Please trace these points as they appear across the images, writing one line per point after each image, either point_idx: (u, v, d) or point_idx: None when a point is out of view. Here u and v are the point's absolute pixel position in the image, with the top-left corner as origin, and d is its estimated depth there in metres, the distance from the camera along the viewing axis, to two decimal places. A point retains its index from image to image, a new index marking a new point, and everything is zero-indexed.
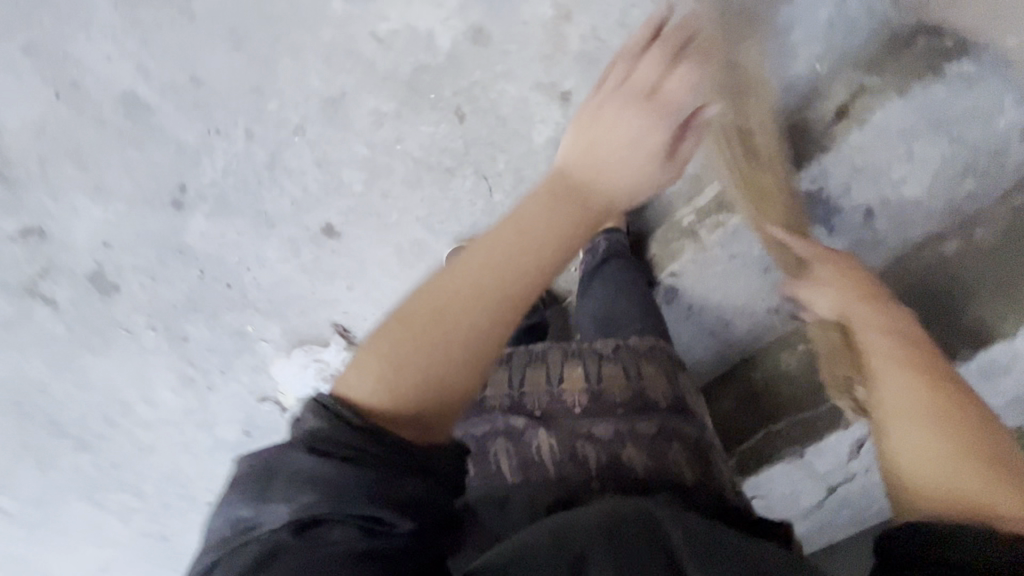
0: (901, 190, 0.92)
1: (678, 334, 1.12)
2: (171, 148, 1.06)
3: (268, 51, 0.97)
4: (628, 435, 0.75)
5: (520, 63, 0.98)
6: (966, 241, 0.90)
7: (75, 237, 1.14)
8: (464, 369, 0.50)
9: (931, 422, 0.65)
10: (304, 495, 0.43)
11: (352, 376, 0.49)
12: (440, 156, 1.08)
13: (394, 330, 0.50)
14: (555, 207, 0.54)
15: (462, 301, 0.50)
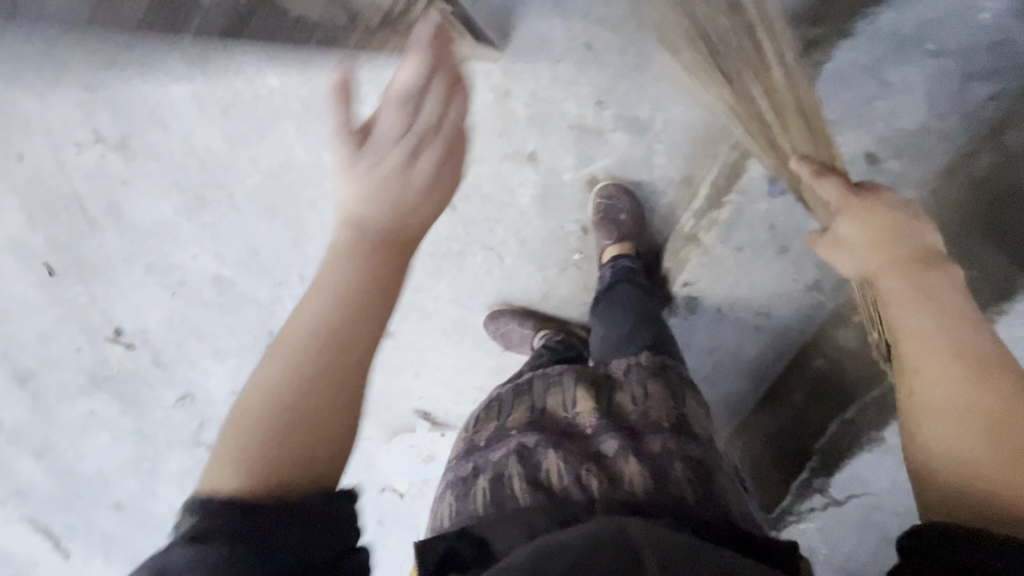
0: (897, 125, 0.84)
1: (720, 339, 1.07)
2: (252, 307, 1.34)
3: (294, 211, 1.20)
4: (633, 452, 0.65)
5: (483, 145, 1.10)
6: (1000, 151, 0.82)
7: (212, 392, 1.49)
8: (330, 434, 0.50)
9: (962, 387, 0.55)
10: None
11: (214, 470, 0.47)
12: (447, 243, 1.21)
13: (236, 432, 0.48)
14: (351, 261, 0.54)
15: (311, 376, 0.50)
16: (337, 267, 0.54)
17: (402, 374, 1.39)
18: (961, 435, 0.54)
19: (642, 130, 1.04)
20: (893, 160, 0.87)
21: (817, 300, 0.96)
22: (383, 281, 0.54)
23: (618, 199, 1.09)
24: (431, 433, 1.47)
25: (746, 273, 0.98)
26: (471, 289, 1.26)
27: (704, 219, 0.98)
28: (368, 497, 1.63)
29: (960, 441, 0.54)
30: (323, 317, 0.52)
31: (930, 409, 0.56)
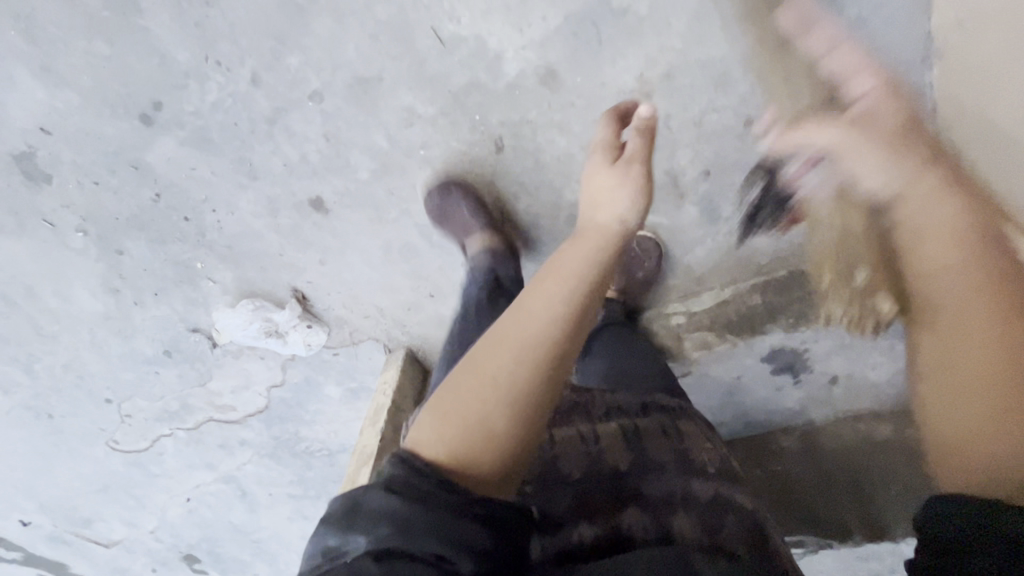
0: (868, 372, 1.04)
1: None
2: (153, 59, 0.89)
3: (305, 2, 0.82)
4: (679, 502, 0.67)
5: (580, 119, 0.91)
6: (900, 436, 1.08)
7: (8, 111, 0.97)
8: (518, 406, 0.56)
9: (981, 351, 0.49)
10: (380, 527, 0.50)
11: (421, 435, 0.57)
12: (462, 176, 0.99)
13: (443, 404, 0.58)
14: (579, 261, 0.66)
15: (520, 356, 0.58)
16: (571, 258, 0.66)
17: (306, 251, 1.14)
18: (967, 400, 0.49)
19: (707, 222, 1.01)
20: (842, 395, 1.08)
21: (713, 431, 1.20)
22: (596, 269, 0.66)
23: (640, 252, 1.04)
24: (294, 320, 1.26)
25: (692, 391, 1.12)
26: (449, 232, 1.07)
27: (701, 336, 1.04)
28: (171, 327, 1.35)
29: (961, 393, 0.50)
30: (542, 316, 0.61)
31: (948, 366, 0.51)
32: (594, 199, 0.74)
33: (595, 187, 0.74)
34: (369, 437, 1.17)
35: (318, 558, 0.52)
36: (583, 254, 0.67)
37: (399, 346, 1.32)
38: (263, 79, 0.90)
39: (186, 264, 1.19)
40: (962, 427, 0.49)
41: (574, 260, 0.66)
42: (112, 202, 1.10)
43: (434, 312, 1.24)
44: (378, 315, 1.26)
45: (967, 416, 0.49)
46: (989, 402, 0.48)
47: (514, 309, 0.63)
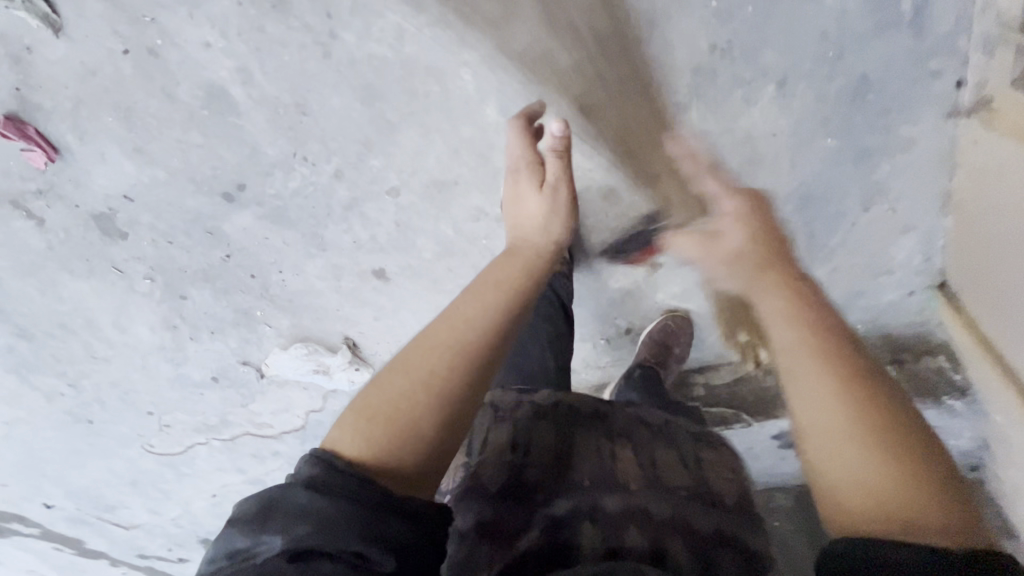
0: None
1: None
2: (244, 150, 0.96)
3: (396, 119, 0.89)
4: (637, 516, 0.63)
5: (634, 229, 0.99)
6: None
7: (95, 180, 1.03)
8: (444, 412, 0.54)
9: (836, 407, 0.58)
10: (298, 527, 0.44)
11: (337, 434, 0.52)
12: None
13: (372, 400, 0.54)
14: (508, 267, 0.69)
15: (454, 359, 0.56)
16: (505, 262, 0.69)
17: (363, 309, 1.23)
18: (843, 452, 0.57)
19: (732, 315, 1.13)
20: None
21: None
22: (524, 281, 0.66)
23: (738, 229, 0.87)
24: (345, 362, 1.36)
25: None
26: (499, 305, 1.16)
27: (716, 410, 1.20)
28: (223, 358, 1.43)
29: (834, 444, 0.57)
30: (483, 313, 0.60)
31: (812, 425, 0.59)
32: (521, 210, 0.80)
33: (522, 197, 0.80)
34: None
35: (223, 558, 0.46)
36: (513, 266, 0.68)
37: None
38: (346, 174, 0.97)
39: (247, 310, 1.28)
40: (847, 482, 0.56)
41: (509, 268, 0.68)
42: (182, 257, 1.17)
43: None
44: None
45: (862, 486, 0.55)
46: (874, 460, 0.55)
47: (452, 311, 0.60)
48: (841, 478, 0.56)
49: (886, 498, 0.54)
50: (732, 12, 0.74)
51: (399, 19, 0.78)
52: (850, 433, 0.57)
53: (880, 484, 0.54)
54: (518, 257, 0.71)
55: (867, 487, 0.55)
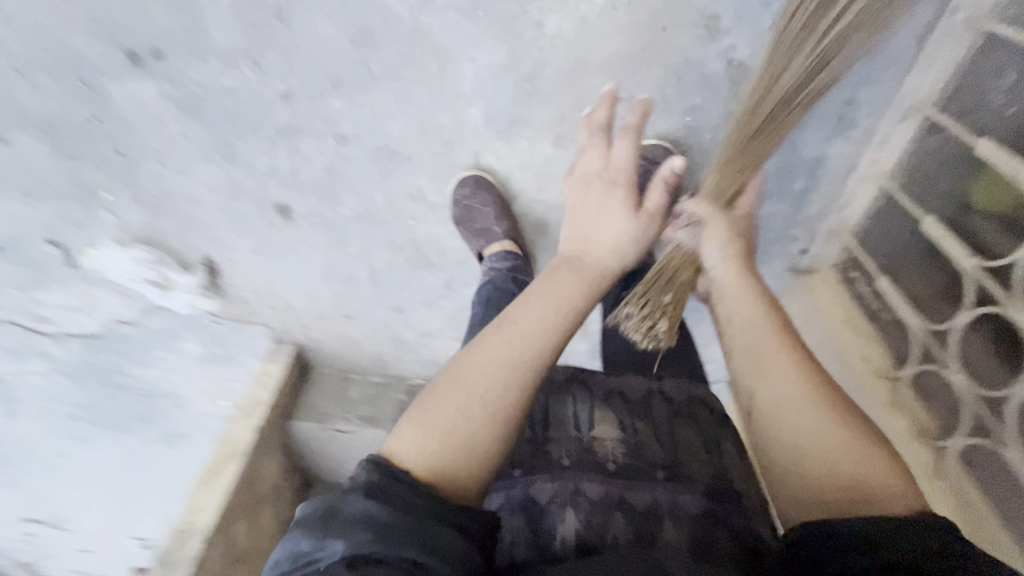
0: None
1: None
2: (182, 18, 0.80)
3: (379, 74, 0.85)
4: (669, 510, 0.57)
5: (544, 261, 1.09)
6: None
7: None
8: (497, 420, 0.56)
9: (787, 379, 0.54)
10: (357, 532, 0.47)
11: (399, 443, 0.55)
12: (430, 251, 1.10)
13: (433, 404, 0.56)
14: (573, 280, 0.63)
15: (510, 375, 0.57)
16: (562, 280, 0.62)
17: (244, 238, 1.11)
18: (802, 424, 0.52)
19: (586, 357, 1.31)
20: None
21: None
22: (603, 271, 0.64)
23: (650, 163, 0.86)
24: (196, 284, 1.20)
25: None
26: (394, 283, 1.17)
27: None
28: (17, 227, 1.05)
29: (797, 423, 0.52)
30: (530, 333, 0.59)
31: (771, 404, 0.54)
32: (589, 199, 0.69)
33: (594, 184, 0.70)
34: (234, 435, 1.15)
35: (288, 558, 0.49)
36: (598, 248, 0.65)
37: (288, 341, 1.33)
38: (295, 99, 0.89)
39: (90, 186, 1.02)
40: (808, 454, 0.50)
41: (568, 283, 0.62)
42: (24, 93, 0.88)
43: (342, 330, 1.30)
44: (285, 309, 1.27)
45: (830, 473, 0.49)
46: (825, 426, 0.51)
47: (514, 311, 0.60)
48: (794, 445, 0.51)
49: (844, 463, 0.49)
50: (696, 132, 0.87)
51: None
52: (807, 389, 0.53)
53: (825, 443, 0.50)
54: (567, 274, 0.63)
55: (828, 457, 0.50)
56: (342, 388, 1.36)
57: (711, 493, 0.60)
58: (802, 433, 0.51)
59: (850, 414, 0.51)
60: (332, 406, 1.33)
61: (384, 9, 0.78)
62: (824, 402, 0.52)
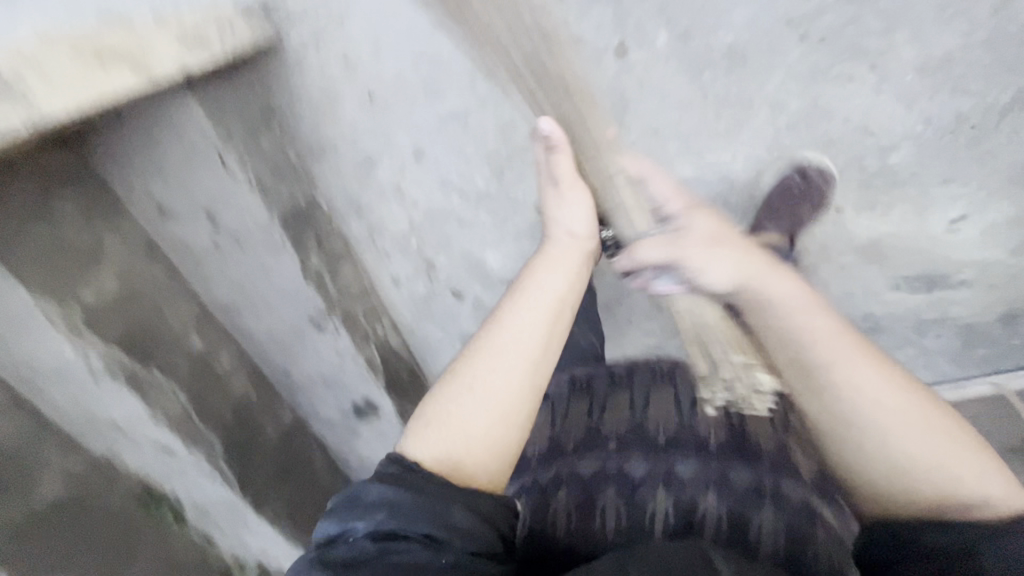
0: (356, 446, 1.40)
1: (255, 314, 1.15)
2: None
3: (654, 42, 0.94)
4: (766, 495, 0.69)
5: None
6: (321, 462, 1.40)
7: None
8: (495, 408, 0.60)
9: (875, 391, 0.55)
10: (378, 513, 0.55)
11: (411, 442, 0.60)
12: (511, 165, 1.02)
13: (436, 408, 0.61)
14: (559, 276, 0.66)
15: (505, 363, 0.61)
16: (552, 274, 0.66)
17: None
18: (909, 434, 0.54)
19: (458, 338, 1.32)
20: (346, 435, 1.38)
21: (267, 365, 1.25)
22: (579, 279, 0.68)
23: (806, 183, 0.89)
24: None
25: (312, 356, 1.20)
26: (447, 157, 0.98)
27: (373, 351, 1.23)
28: None
29: (875, 436, 0.55)
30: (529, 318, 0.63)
31: (865, 419, 0.55)
32: (559, 201, 0.72)
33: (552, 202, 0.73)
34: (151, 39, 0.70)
35: (319, 540, 0.56)
36: (557, 269, 0.67)
37: (273, 20, 0.91)
38: None
39: None
40: (908, 464, 0.54)
41: (556, 275, 0.66)
42: None
43: (341, 92, 0.99)
44: (331, 7, 0.90)
45: (914, 490, 0.55)
46: (924, 437, 0.54)
47: (505, 316, 0.64)
48: (885, 474, 0.55)
49: (942, 476, 0.54)
50: None
51: (790, 98, 0.86)
52: (892, 405, 0.55)
53: (932, 450, 0.54)
54: (564, 258, 0.68)
55: (923, 467, 0.54)
56: (257, 123, 0.96)
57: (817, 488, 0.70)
58: (895, 449, 0.55)
59: (931, 417, 0.55)
60: (238, 129, 0.93)
61: (762, 56, 0.84)
62: (914, 409, 0.55)
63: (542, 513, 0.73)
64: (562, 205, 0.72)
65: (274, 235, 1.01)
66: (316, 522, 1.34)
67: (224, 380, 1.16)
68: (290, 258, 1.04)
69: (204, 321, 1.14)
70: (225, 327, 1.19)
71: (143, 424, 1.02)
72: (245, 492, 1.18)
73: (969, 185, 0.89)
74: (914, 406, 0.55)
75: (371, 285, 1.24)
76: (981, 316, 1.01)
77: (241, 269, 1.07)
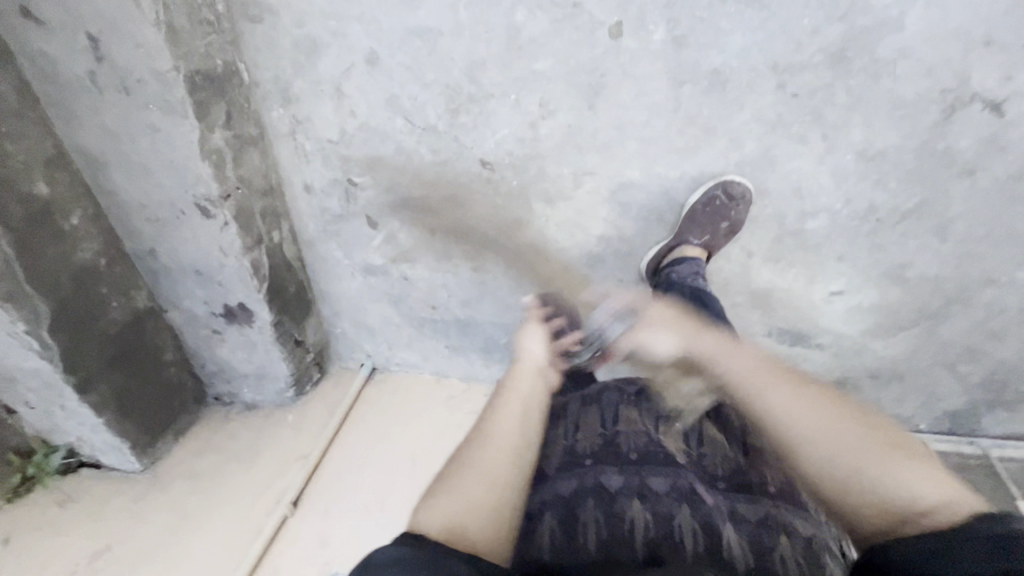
0: (216, 349, 1.27)
1: (125, 175, 0.97)
2: None
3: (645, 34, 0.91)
4: (734, 513, 0.64)
5: (480, 226, 1.08)
6: (171, 356, 1.26)
7: None
8: (499, 484, 0.63)
9: (801, 401, 0.65)
10: (388, 555, 0.51)
11: (424, 513, 0.59)
12: (467, 108, 0.94)
13: (447, 483, 0.63)
14: (533, 385, 0.78)
15: (505, 447, 0.67)
16: (523, 383, 0.78)
17: None
18: (838, 436, 0.61)
19: (360, 266, 1.24)
20: (208, 336, 1.24)
21: (130, 236, 1.07)
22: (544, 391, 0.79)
23: (731, 203, 0.91)
24: None
25: (188, 242, 1.05)
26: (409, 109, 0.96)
27: (262, 256, 1.11)
28: None
29: (802, 443, 0.62)
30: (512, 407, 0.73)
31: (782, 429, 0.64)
32: (525, 338, 0.87)
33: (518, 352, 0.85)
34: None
35: None
36: (530, 378, 0.79)
37: None
38: None
39: None
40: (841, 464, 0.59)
41: (529, 386, 0.78)
42: None
43: None
44: None
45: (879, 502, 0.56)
46: (862, 437, 0.61)
47: (498, 413, 0.73)
48: (819, 471, 0.60)
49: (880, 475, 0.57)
50: None
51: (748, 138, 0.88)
52: (822, 417, 0.63)
53: (862, 450, 0.59)
54: (529, 369, 0.81)
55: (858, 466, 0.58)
56: None
57: (798, 510, 0.66)
58: (844, 451, 0.60)
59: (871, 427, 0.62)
60: None
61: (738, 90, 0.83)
62: (840, 421, 0.63)
63: (528, 537, 0.65)
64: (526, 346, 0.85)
65: (173, 92, 0.84)
66: (148, 417, 1.21)
67: (70, 239, 0.98)
68: (186, 124, 0.88)
69: (59, 164, 0.94)
70: (84, 179, 0.99)
71: None
72: (67, 371, 1.02)
73: (856, 267, 0.99)
74: (836, 418, 0.63)
75: (277, 183, 1.11)
76: (823, 377, 1.15)
77: (120, 118, 0.88)
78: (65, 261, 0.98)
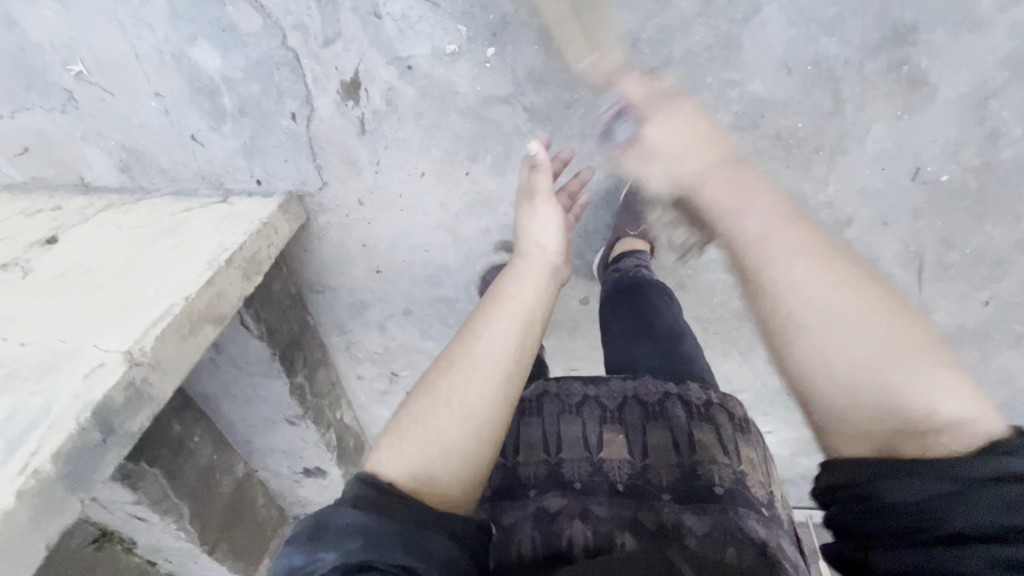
0: (297, 489, 1.62)
1: (232, 405, 1.30)
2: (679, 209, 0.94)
3: None
4: (669, 530, 0.68)
5: None
6: (263, 498, 1.61)
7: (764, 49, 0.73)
8: (472, 424, 0.64)
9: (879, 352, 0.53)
10: (350, 542, 0.53)
11: (389, 457, 0.62)
12: None
13: (417, 416, 0.65)
14: (535, 287, 0.75)
15: (483, 378, 0.66)
16: (526, 285, 0.74)
17: (438, 189, 0.98)
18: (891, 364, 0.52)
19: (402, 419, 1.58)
20: (290, 482, 1.59)
21: (233, 432, 1.41)
22: (546, 299, 0.75)
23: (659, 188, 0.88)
24: (347, 129, 0.92)
25: (279, 436, 1.39)
26: (436, 331, 1.28)
27: (332, 434, 1.45)
28: None
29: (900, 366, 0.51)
30: (510, 326, 0.70)
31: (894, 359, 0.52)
32: (535, 220, 0.81)
33: (525, 218, 0.83)
34: (185, 285, 0.79)
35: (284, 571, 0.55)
36: (531, 285, 0.75)
37: (306, 209, 1.04)
38: None
39: (498, 39, 0.77)
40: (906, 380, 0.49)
41: (534, 287, 0.74)
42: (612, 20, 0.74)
43: (351, 261, 1.14)
44: (362, 212, 1.04)
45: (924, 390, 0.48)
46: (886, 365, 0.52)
47: (482, 324, 0.70)
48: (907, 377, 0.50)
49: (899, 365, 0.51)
50: None
51: None
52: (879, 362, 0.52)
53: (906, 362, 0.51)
54: (537, 277, 0.76)
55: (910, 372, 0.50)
56: (269, 276, 1.11)
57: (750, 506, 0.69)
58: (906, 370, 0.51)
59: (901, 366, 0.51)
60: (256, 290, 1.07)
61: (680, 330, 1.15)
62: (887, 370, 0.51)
63: None
64: (538, 225, 0.81)
65: (271, 366, 1.17)
66: (252, 551, 1.57)
67: (195, 451, 1.31)
68: (280, 380, 1.21)
69: (184, 405, 1.27)
70: (201, 405, 1.32)
71: (125, 502, 1.16)
72: (201, 543, 1.36)
73: (780, 418, 1.32)
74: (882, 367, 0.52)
75: (335, 378, 1.43)
76: None
77: (233, 379, 1.21)
78: (193, 469, 1.31)
